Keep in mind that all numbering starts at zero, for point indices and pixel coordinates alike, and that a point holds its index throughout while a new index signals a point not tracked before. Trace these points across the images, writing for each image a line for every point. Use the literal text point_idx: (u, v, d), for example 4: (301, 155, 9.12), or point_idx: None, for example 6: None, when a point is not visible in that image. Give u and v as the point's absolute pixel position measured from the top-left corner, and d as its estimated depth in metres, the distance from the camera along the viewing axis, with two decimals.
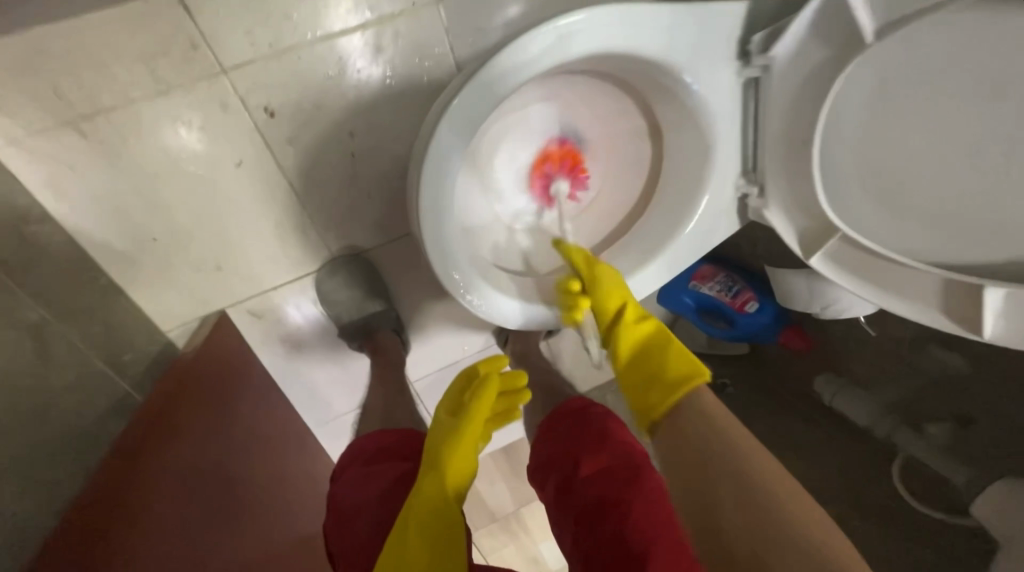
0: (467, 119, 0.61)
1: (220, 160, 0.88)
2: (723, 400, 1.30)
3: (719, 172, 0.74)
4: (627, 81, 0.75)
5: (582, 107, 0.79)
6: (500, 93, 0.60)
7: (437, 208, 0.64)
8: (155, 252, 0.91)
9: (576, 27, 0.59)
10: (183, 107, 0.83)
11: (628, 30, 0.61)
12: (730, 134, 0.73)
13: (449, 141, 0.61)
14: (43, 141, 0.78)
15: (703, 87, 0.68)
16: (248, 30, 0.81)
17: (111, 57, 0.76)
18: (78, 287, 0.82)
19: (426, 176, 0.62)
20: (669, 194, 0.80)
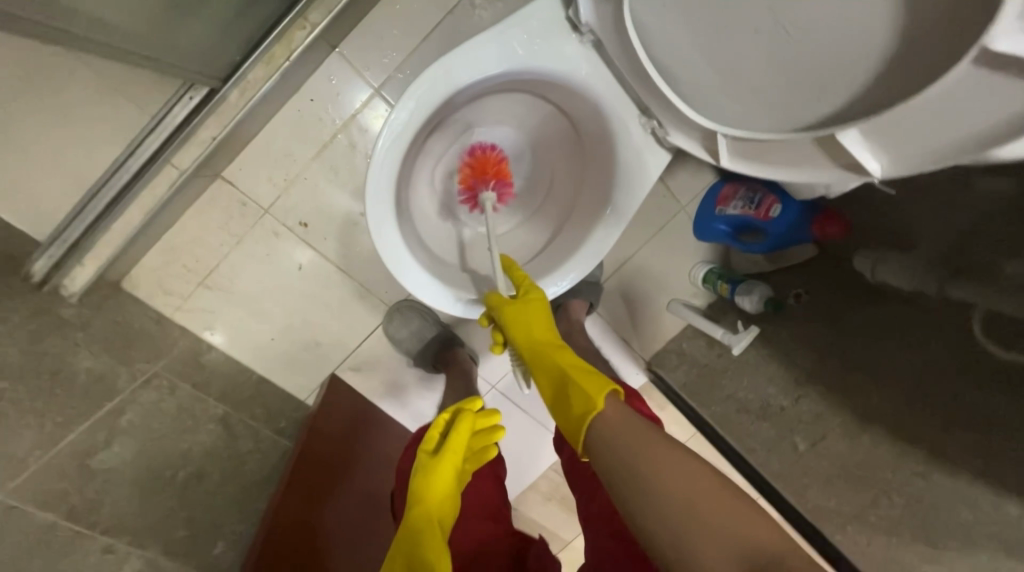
0: (385, 181, 0.78)
1: (288, 269, 1.21)
2: (796, 313, 1.22)
3: (615, 123, 0.81)
4: (515, 90, 0.87)
5: (495, 122, 0.93)
6: (394, 154, 0.77)
7: (394, 254, 0.82)
8: (276, 347, 1.28)
9: (431, 83, 0.75)
10: (253, 245, 1.17)
11: (467, 65, 0.75)
12: (607, 92, 0.79)
13: (380, 201, 0.79)
14: (193, 301, 1.19)
15: (558, 70, 0.77)
16: (268, 177, 1.12)
17: (204, 233, 1.14)
18: (240, 386, 1.21)
19: (376, 231, 0.80)
20: (594, 160, 0.87)
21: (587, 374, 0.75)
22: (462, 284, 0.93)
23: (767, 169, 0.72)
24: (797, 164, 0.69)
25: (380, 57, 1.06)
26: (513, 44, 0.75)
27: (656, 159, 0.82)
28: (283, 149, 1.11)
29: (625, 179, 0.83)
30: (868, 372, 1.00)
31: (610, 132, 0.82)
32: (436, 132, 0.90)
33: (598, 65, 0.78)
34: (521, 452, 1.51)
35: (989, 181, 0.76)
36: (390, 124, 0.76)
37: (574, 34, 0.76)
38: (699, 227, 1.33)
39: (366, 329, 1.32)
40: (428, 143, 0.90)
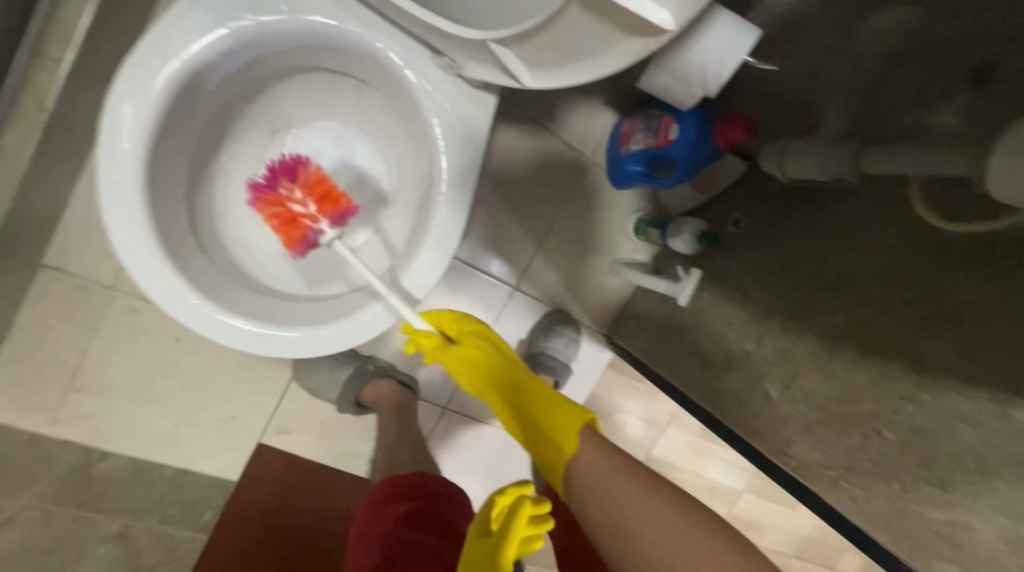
0: (125, 212, 0.59)
1: (164, 344, 1.07)
2: (739, 239, 1.10)
3: (404, 71, 0.63)
4: (296, 69, 0.71)
5: (302, 118, 0.78)
6: (125, 179, 0.59)
7: (181, 304, 0.62)
8: (180, 433, 1.13)
9: (148, 75, 0.57)
10: (113, 330, 1.02)
11: (179, 48, 0.57)
12: (380, 35, 0.61)
13: (133, 241, 0.60)
14: (66, 410, 1.04)
15: (308, 26, 0.60)
16: (101, 249, 0.97)
17: (49, 332, 0.99)
18: (147, 488, 1.07)
19: (137, 275, 0.60)
20: (413, 123, 0.70)
21: (552, 404, 0.71)
22: (308, 315, 0.70)
23: (558, 75, 0.53)
24: (583, 51, 0.49)
25: None
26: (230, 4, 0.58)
27: (478, 103, 0.65)
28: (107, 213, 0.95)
29: (450, 133, 0.65)
30: (826, 285, 0.84)
31: (408, 81, 0.64)
32: (226, 143, 0.74)
33: (355, 7, 0.60)
34: (497, 469, 1.35)
35: (882, 17, 0.62)
36: (109, 144, 0.58)
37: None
38: (615, 179, 1.20)
39: (279, 385, 1.17)
40: (220, 158, 0.74)
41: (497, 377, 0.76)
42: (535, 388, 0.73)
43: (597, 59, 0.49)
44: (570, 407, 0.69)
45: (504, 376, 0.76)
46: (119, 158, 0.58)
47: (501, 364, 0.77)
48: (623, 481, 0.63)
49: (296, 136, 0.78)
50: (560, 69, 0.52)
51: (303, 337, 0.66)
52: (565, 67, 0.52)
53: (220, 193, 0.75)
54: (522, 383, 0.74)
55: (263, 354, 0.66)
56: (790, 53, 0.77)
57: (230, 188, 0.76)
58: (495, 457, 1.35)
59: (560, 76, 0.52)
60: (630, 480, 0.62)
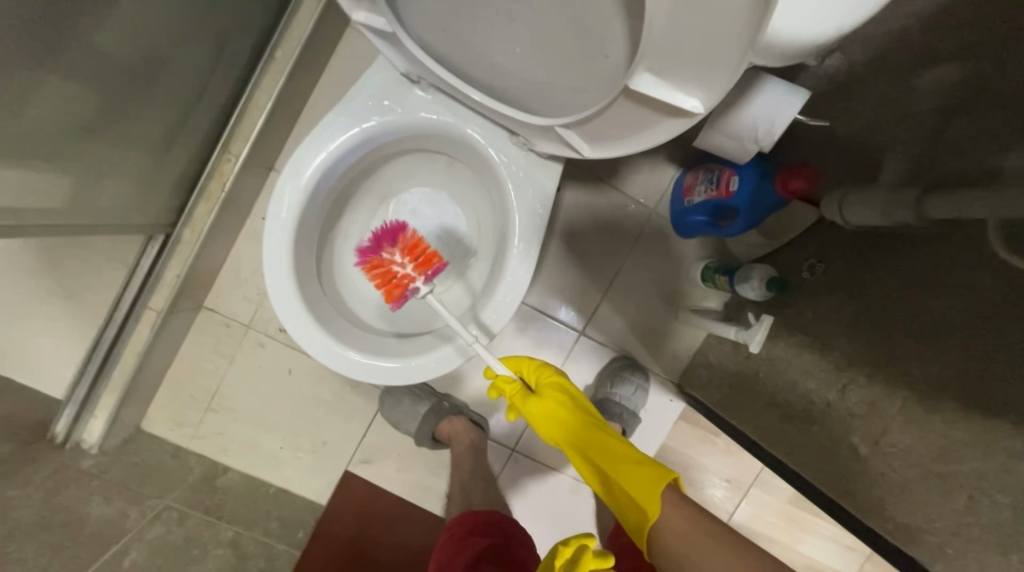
0: (279, 265, 0.77)
1: (280, 375, 1.26)
2: (814, 285, 1.07)
3: (491, 147, 0.77)
4: (404, 150, 0.89)
5: (404, 189, 0.95)
6: (282, 240, 0.77)
7: (310, 338, 0.78)
8: (285, 455, 1.29)
9: (302, 166, 0.77)
10: (244, 361, 1.24)
11: (324, 143, 0.76)
12: (469, 124, 0.76)
13: (280, 288, 0.78)
14: (203, 427, 1.25)
15: (419, 120, 0.77)
16: (243, 295, 1.21)
17: (201, 361, 1.23)
18: (255, 501, 1.22)
19: (282, 313, 0.77)
20: (494, 189, 0.83)
21: (636, 464, 0.74)
22: (402, 349, 0.82)
23: (609, 147, 0.63)
24: (628, 129, 0.58)
25: None
26: (364, 110, 0.76)
27: (547, 170, 0.77)
28: (251, 266, 1.20)
29: (523, 197, 0.77)
30: (914, 333, 0.80)
31: (489, 157, 0.78)
32: (347, 210, 0.92)
33: (450, 104, 0.76)
34: (563, 516, 1.34)
35: (936, 71, 0.65)
36: (271, 216, 0.77)
37: (413, 84, 0.75)
38: (681, 229, 1.25)
39: (367, 416, 1.31)
40: (340, 222, 0.92)
41: (581, 433, 0.79)
42: (620, 447, 0.76)
43: (641, 135, 0.58)
44: (657, 470, 0.72)
45: (588, 431, 0.79)
46: (277, 227, 0.77)
47: (585, 418, 0.80)
48: (701, 535, 0.69)
49: (399, 203, 0.96)
50: (612, 142, 0.62)
51: (397, 369, 0.79)
52: (614, 141, 0.61)
53: (338, 249, 0.92)
54: (606, 440, 0.77)
55: (367, 380, 0.79)
56: (844, 109, 0.80)
57: (347, 244, 0.93)
58: (561, 504, 1.34)
59: (610, 147, 0.62)
60: (712, 538, 0.69)
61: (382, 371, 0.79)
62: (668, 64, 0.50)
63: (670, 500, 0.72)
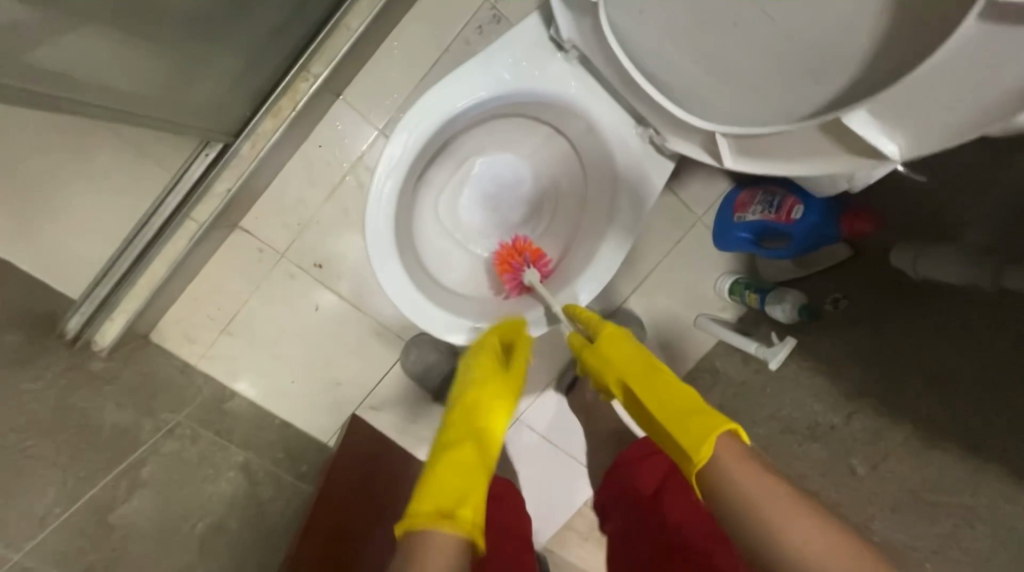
0: (381, 207, 0.79)
1: (306, 310, 1.23)
2: (836, 318, 1.12)
3: (613, 132, 0.81)
4: (512, 115, 0.87)
5: (498, 154, 0.94)
6: (389, 183, 0.79)
7: (395, 285, 0.81)
8: (297, 388, 1.28)
9: (425, 110, 0.77)
10: (272, 290, 1.20)
11: (454, 94, 0.77)
12: (597, 107, 0.80)
13: (378, 232, 0.79)
14: (217, 348, 1.22)
15: (552, 90, 0.79)
16: (282, 222, 1.15)
17: (226, 282, 1.18)
18: (262, 430, 1.21)
19: (374, 255, 0.80)
20: (600, 175, 0.86)
21: (689, 413, 0.69)
22: (485, 313, 0.91)
23: (760, 162, 0.69)
24: (791, 153, 0.64)
25: (383, 98, 1.10)
26: (500, 70, 0.77)
27: (658, 167, 0.82)
28: (297, 195, 1.14)
29: (630, 189, 0.82)
30: (919, 377, 0.92)
31: (608, 146, 0.82)
32: (435, 163, 0.90)
33: (581, 83, 0.79)
34: (553, 489, 1.40)
35: None
36: (385, 157, 0.78)
37: (560, 53, 0.78)
38: (720, 240, 1.27)
39: (386, 365, 1.31)
40: (429, 173, 0.90)
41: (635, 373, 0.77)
42: (676, 390, 0.73)
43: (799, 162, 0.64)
44: (715, 418, 0.67)
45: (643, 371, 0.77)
46: (388, 168, 0.79)
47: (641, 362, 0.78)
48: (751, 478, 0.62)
49: (488, 166, 0.94)
50: (765, 159, 0.68)
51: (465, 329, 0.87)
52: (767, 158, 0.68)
53: (420, 201, 0.92)
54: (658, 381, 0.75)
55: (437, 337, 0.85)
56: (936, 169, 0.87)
57: (432, 195, 0.93)
58: (552, 477, 1.40)
59: (761, 165, 0.69)
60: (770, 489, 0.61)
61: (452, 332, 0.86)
62: (886, 111, 0.53)
63: (729, 446, 0.65)
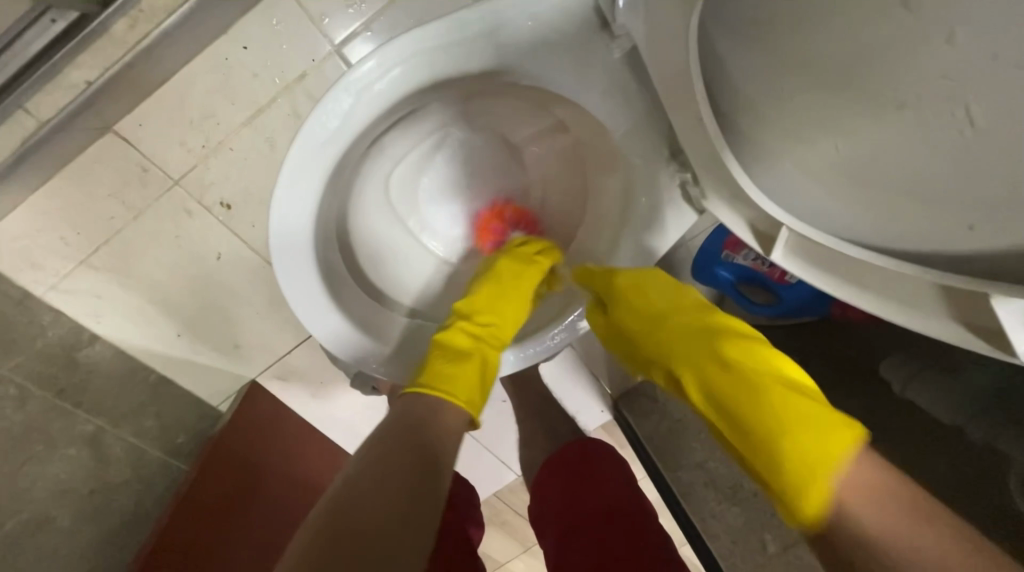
0: (306, 153, 0.61)
1: (203, 256, 0.97)
2: None
3: (638, 156, 0.63)
4: (518, 98, 0.68)
5: (492, 136, 0.75)
6: (327, 130, 0.60)
7: (293, 273, 0.65)
8: (182, 345, 1.04)
9: (387, 64, 0.59)
10: (158, 223, 0.92)
11: (444, 45, 0.58)
12: (627, 118, 0.61)
13: (286, 206, 0.63)
14: (72, 280, 0.93)
15: (571, 76, 0.60)
16: (180, 139, 0.86)
17: (89, 199, 0.87)
18: (128, 389, 0.98)
19: (276, 206, 0.62)
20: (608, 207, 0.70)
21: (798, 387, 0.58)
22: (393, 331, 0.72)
23: (840, 279, 0.55)
24: (882, 291, 0.53)
25: (344, 5, 0.81)
26: (509, 28, 0.58)
27: (676, 214, 0.64)
28: (204, 107, 0.84)
29: (634, 229, 0.67)
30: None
31: (630, 171, 0.65)
32: (399, 126, 0.69)
33: (603, 78, 0.60)
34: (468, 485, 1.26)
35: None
36: (316, 115, 0.59)
37: (602, 32, 0.59)
38: (698, 270, 1.06)
39: (300, 335, 1.10)
40: (389, 137, 0.70)
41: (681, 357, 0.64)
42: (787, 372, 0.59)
43: (883, 304, 0.53)
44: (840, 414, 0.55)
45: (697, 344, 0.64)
46: (321, 129, 0.61)
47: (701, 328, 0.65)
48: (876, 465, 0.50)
49: (476, 147, 0.76)
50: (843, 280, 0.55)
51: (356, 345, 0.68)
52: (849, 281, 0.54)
53: (370, 172, 0.71)
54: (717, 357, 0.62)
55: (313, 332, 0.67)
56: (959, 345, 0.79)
57: (396, 161, 0.74)
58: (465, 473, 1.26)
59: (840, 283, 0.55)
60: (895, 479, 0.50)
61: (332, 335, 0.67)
62: None
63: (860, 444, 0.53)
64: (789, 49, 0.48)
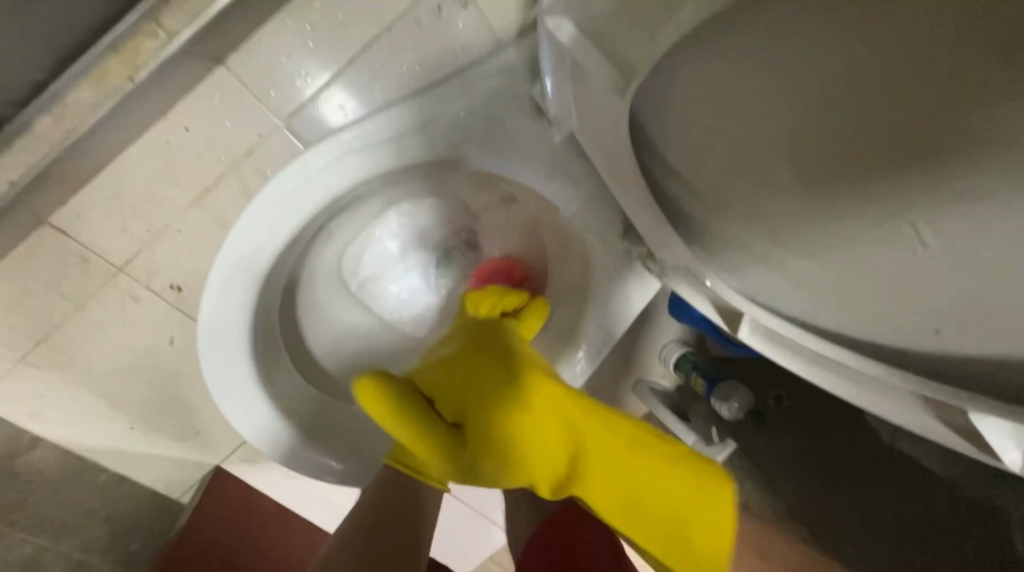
0: (244, 250, 0.60)
1: (154, 343, 0.91)
2: (777, 419, 0.97)
3: (592, 229, 0.62)
4: (466, 178, 0.67)
5: (446, 208, 0.74)
6: (261, 229, 0.59)
7: (225, 376, 0.62)
8: (135, 438, 0.96)
9: (316, 169, 0.59)
10: (102, 313, 0.86)
11: (381, 141, 0.59)
12: (577, 195, 0.62)
13: (218, 318, 0.61)
14: (8, 383, 0.86)
15: (511, 156, 0.60)
16: (122, 226, 0.81)
17: (23, 296, 0.82)
18: (76, 495, 0.90)
19: (206, 304, 0.60)
20: (573, 279, 0.68)
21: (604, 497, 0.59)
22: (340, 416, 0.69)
23: (810, 370, 0.55)
24: (858, 383, 0.52)
25: (290, 79, 0.79)
26: (443, 118, 0.59)
27: (639, 285, 0.63)
28: (145, 190, 0.80)
29: (596, 307, 0.65)
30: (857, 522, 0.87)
31: (582, 247, 0.65)
32: (342, 215, 0.67)
33: (551, 160, 0.61)
34: (458, 551, 1.14)
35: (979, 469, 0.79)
36: (246, 223, 0.59)
37: (541, 120, 0.60)
38: (673, 308, 0.95)
39: None
40: (333, 227, 0.68)
41: (548, 456, 0.60)
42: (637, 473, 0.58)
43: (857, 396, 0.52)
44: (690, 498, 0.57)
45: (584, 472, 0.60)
46: (252, 235, 0.60)
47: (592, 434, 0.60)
48: None
49: (431, 221, 0.75)
50: (823, 373, 0.54)
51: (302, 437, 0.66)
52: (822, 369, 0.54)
53: (319, 261, 0.70)
54: (596, 440, 0.59)
55: (246, 426, 0.64)
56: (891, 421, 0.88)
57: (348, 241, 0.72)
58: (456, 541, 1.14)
59: (815, 375, 0.54)
60: None
61: (268, 430, 0.65)
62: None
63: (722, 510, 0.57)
64: (722, 142, 0.48)
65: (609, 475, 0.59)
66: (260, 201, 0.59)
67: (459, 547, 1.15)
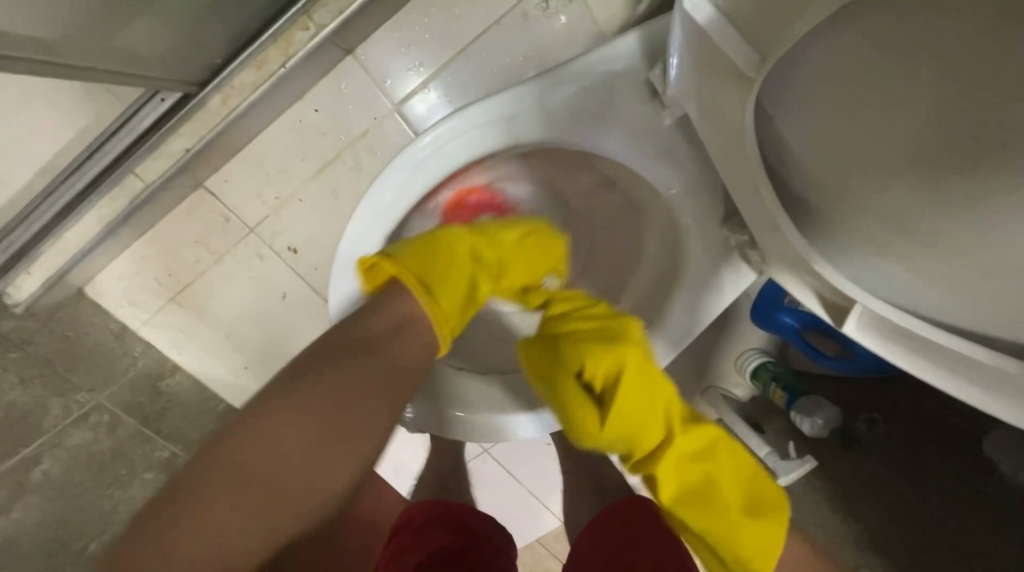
0: (371, 212, 0.66)
1: (271, 296, 1.04)
2: (866, 442, 0.89)
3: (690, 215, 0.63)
4: (570, 157, 0.69)
5: (546, 187, 0.78)
6: (386, 195, 0.65)
7: (344, 322, 0.70)
8: (248, 377, 1.11)
9: (444, 139, 0.63)
10: (235, 265, 1.01)
11: (496, 121, 0.63)
12: (678, 179, 0.62)
13: (344, 277, 0.68)
14: (163, 316, 1.04)
15: (617, 137, 0.62)
16: (258, 193, 0.94)
17: (180, 245, 0.98)
18: (201, 417, 1.06)
19: (338, 260, 0.67)
20: (663, 266, 0.69)
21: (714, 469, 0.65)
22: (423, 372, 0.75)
23: (932, 371, 0.49)
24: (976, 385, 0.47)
25: (403, 70, 0.87)
26: (557, 99, 0.62)
27: (732, 272, 0.62)
28: (278, 162, 0.92)
29: (688, 290, 0.64)
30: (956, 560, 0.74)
31: (678, 230, 0.65)
32: (450, 186, 0.73)
33: (653, 141, 0.62)
34: (511, 526, 1.16)
35: None
36: (378, 188, 0.65)
37: (654, 103, 0.61)
38: (757, 315, 0.95)
39: None
40: (442, 200, 0.73)
41: (653, 428, 0.64)
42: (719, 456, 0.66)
43: (986, 398, 0.46)
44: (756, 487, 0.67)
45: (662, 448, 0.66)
46: (378, 200, 0.65)
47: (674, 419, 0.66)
48: None
49: (532, 200, 0.79)
50: (938, 370, 0.49)
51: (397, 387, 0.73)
52: (947, 368, 0.48)
53: (423, 231, 0.76)
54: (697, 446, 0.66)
55: None
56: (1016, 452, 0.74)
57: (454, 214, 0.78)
58: (509, 519, 1.17)
59: (931, 373, 0.49)
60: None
61: None
62: None
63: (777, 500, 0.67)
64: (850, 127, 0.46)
65: (683, 475, 0.66)
66: (387, 170, 0.64)
67: (511, 524, 1.17)
